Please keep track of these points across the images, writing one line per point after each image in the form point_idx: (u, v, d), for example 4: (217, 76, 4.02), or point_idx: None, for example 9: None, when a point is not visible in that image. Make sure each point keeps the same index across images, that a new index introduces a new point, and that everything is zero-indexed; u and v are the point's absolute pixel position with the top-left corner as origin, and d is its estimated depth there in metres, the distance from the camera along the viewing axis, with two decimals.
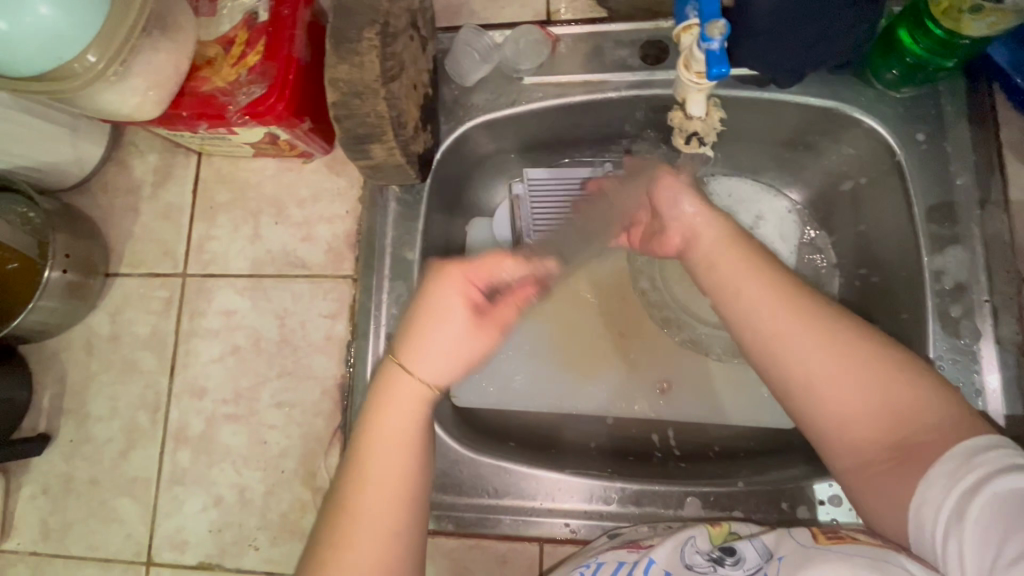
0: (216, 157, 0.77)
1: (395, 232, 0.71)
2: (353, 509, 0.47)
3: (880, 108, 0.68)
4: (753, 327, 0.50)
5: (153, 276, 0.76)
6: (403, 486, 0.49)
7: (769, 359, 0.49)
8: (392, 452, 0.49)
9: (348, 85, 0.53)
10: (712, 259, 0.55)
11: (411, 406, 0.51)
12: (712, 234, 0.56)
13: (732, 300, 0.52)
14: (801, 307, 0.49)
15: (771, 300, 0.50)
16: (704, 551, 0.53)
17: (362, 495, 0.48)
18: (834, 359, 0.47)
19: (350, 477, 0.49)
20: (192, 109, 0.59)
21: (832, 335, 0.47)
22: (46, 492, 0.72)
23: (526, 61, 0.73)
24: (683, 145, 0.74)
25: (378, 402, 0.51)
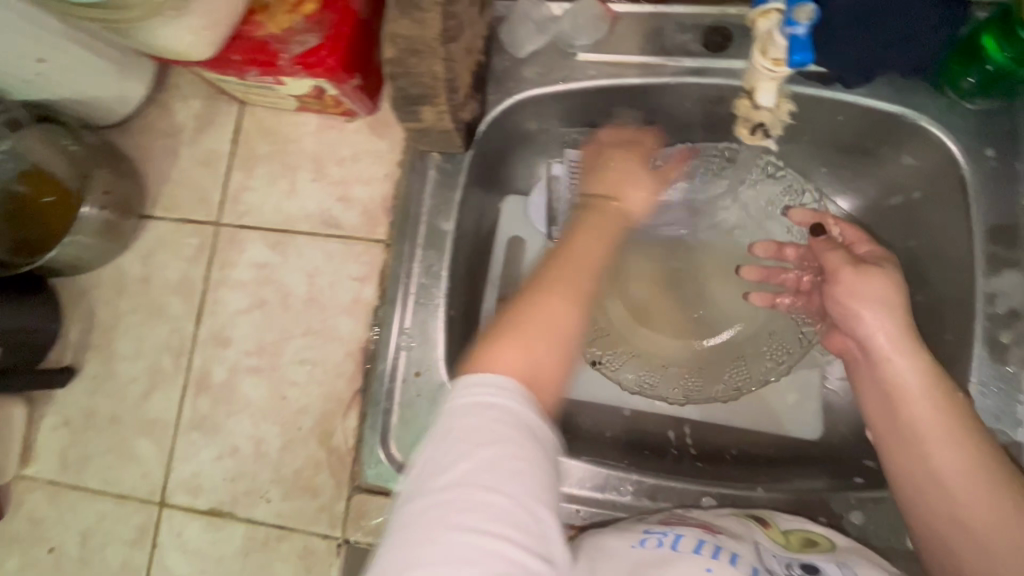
0: (258, 108, 0.76)
1: (431, 200, 0.70)
2: (546, 306, 0.53)
3: (950, 118, 0.65)
4: (929, 477, 0.52)
5: (186, 222, 0.76)
6: (584, 307, 0.55)
7: (919, 492, 0.53)
8: (581, 273, 0.57)
9: (406, 42, 0.51)
10: (895, 394, 0.55)
11: (602, 232, 0.63)
12: (901, 367, 0.56)
13: (908, 449, 0.54)
14: (987, 471, 0.50)
15: (954, 458, 0.51)
16: (781, 559, 0.51)
17: (543, 308, 0.52)
18: (996, 528, 0.49)
19: (542, 286, 0.54)
20: (244, 53, 0.58)
21: (1006, 509, 0.49)
22: (67, 424, 0.73)
23: (583, 36, 0.71)
24: (747, 137, 0.67)
25: (574, 241, 0.61)
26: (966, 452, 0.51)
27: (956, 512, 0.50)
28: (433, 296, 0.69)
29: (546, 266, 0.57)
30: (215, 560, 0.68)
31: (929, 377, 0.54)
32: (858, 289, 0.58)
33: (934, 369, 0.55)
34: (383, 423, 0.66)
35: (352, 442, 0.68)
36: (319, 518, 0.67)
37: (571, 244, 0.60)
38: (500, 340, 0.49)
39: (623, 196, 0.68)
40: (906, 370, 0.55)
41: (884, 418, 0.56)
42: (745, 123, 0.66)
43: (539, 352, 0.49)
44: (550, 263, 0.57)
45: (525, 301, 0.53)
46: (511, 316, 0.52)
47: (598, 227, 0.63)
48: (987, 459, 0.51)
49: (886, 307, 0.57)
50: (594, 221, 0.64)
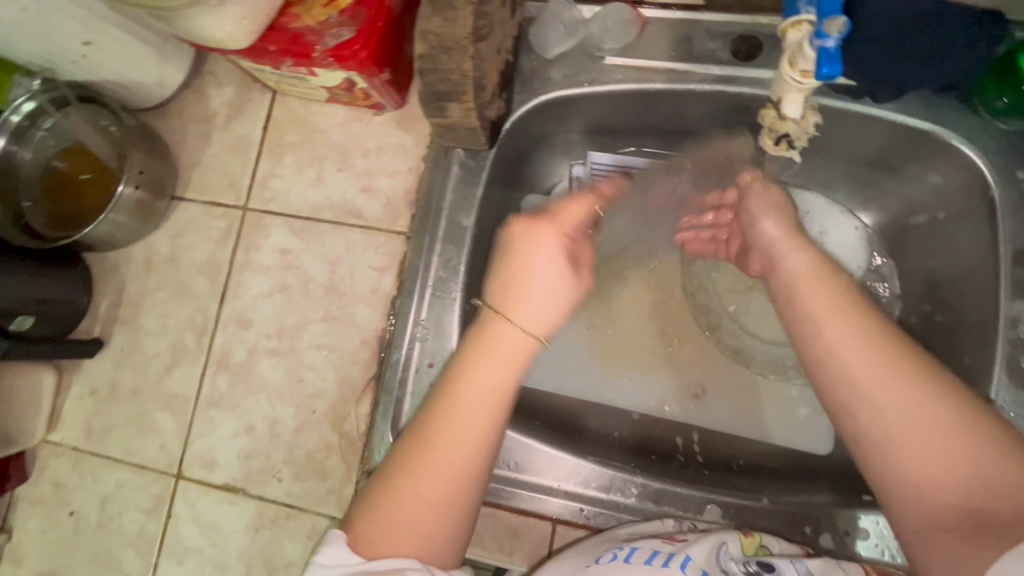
0: (290, 98, 0.78)
1: (453, 196, 0.71)
2: (424, 474, 0.49)
3: (982, 138, 0.64)
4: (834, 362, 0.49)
5: (215, 205, 0.78)
6: (474, 465, 0.50)
7: (833, 390, 0.49)
8: (466, 434, 0.50)
9: (437, 39, 0.52)
10: (796, 287, 0.54)
11: (496, 365, 0.51)
12: (796, 262, 0.56)
13: (809, 332, 0.51)
14: (889, 344, 0.48)
15: (869, 337, 0.48)
16: (738, 560, 0.52)
17: (427, 473, 0.49)
18: (905, 397, 0.45)
19: (453, 400, 0.50)
20: (280, 44, 0.60)
21: (918, 382, 0.46)
22: (93, 393, 0.76)
23: (611, 40, 0.71)
24: (770, 147, 0.68)
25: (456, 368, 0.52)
26: (871, 331, 0.49)
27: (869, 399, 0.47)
28: (450, 290, 0.70)
29: (438, 402, 0.51)
30: (225, 534, 0.70)
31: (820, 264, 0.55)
32: (759, 202, 0.64)
33: (826, 262, 0.55)
34: (395, 411, 0.68)
35: (363, 427, 0.70)
36: (327, 500, 0.69)
37: (459, 371, 0.51)
38: (406, 496, 0.48)
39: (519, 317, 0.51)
40: (802, 264, 0.55)
41: (795, 315, 0.53)
42: (770, 133, 0.67)
43: (437, 475, 0.49)
44: (417, 442, 0.50)
45: (426, 431, 0.50)
46: (378, 492, 0.50)
47: (484, 356, 0.51)
48: (886, 332, 0.49)
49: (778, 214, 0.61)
50: (474, 350, 0.51)
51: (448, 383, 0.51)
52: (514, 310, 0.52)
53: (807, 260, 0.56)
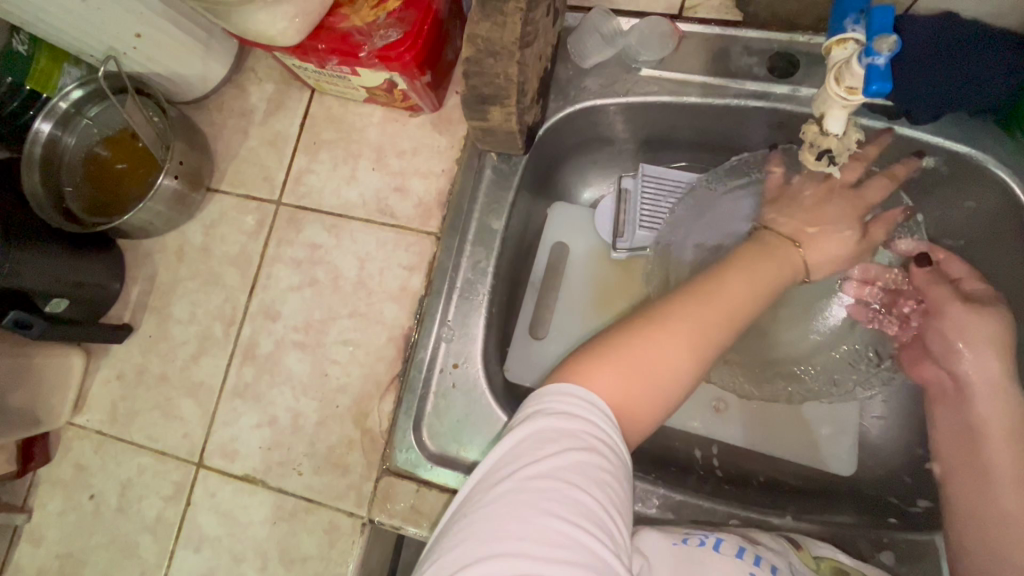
0: (328, 96, 0.80)
1: (485, 198, 0.72)
2: (648, 338, 0.54)
3: (1020, 163, 0.63)
4: (982, 490, 0.60)
5: (249, 198, 0.79)
6: (705, 358, 0.56)
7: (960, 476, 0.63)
8: (726, 306, 0.58)
9: (485, 43, 0.54)
10: (974, 430, 0.63)
11: (747, 268, 0.62)
12: (989, 402, 0.63)
13: (959, 424, 0.65)
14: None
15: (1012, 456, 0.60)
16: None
17: (651, 347, 0.54)
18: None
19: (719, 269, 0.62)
20: (328, 42, 0.61)
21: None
22: (119, 378, 0.77)
23: (649, 52, 0.72)
24: (812, 163, 0.65)
25: (756, 256, 0.63)
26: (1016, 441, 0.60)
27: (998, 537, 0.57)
28: (477, 292, 0.71)
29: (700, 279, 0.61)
30: (244, 525, 0.70)
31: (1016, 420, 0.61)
32: (955, 322, 0.66)
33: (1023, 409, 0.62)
34: (418, 409, 0.68)
35: (385, 424, 0.70)
36: (346, 495, 0.69)
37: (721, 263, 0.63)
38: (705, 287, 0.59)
39: (808, 249, 0.66)
40: (990, 409, 0.63)
41: (960, 446, 0.64)
42: (810, 149, 0.64)
43: (707, 312, 0.57)
44: (692, 294, 0.58)
45: (710, 279, 0.60)
46: (625, 334, 0.55)
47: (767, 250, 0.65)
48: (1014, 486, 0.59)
49: (981, 339, 0.64)
50: (756, 254, 0.64)
51: (715, 278, 0.60)
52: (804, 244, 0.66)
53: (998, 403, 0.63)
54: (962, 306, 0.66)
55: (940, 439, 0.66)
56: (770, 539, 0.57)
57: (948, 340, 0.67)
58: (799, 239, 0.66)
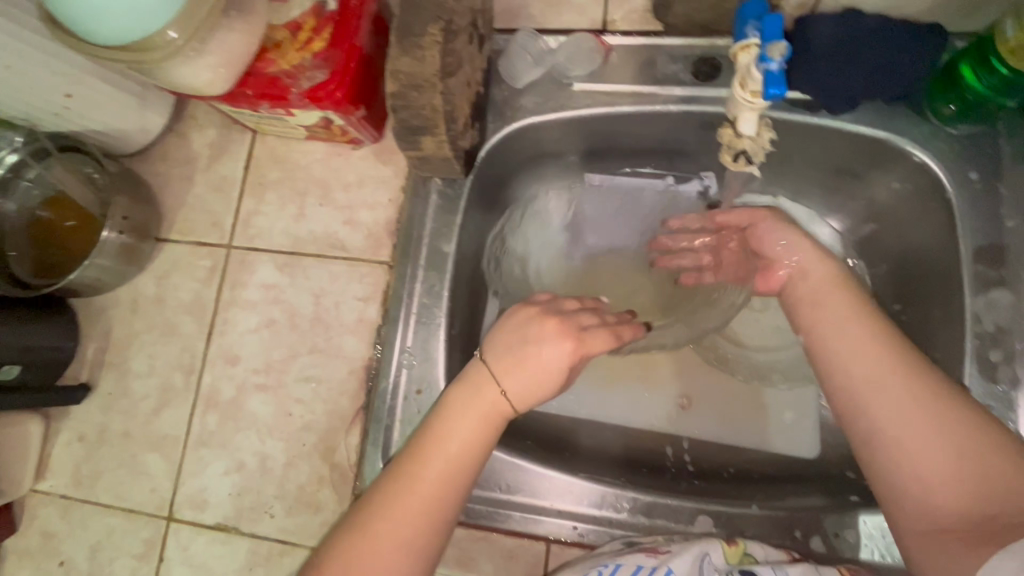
0: (270, 137, 0.80)
1: (434, 224, 0.73)
2: (386, 520, 0.53)
3: (934, 144, 0.67)
4: (841, 364, 0.54)
5: (200, 244, 0.79)
6: (416, 543, 0.53)
7: (844, 391, 0.54)
8: (435, 488, 0.54)
9: (408, 77, 0.54)
10: (816, 298, 0.59)
11: (471, 432, 0.57)
12: (820, 269, 0.60)
13: (831, 345, 0.56)
14: (895, 358, 0.52)
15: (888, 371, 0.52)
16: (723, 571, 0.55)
17: (360, 563, 0.51)
18: (944, 457, 0.47)
19: (405, 474, 0.55)
20: (257, 88, 0.62)
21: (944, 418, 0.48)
22: (81, 439, 0.76)
23: (578, 67, 0.74)
24: (730, 163, 0.67)
25: (440, 425, 0.57)
26: (891, 362, 0.52)
27: (866, 378, 0.52)
28: (434, 316, 0.71)
29: (411, 454, 0.56)
30: None
31: (839, 275, 0.60)
32: (768, 224, 0.67)
33: (847, 277, 0.60)
34: (385, 439, 0.68)
35: (353, 457, 0.70)
36: (321, 534, 0.69)
37: (438, 424, 0.57)
38: (370, 534, 0.52)
39: (507, 386, 0.57)
40: (823, 271, 0.60)
41: (810, 313, 0.59)
42: (728, 150, 0.66)
43: (381, 550, 0.52)
44: (390, 478, 0.55)
45: (375, 515, 0.53)
46: (340, 541, 0.53)
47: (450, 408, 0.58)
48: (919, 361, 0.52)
49: (789, 234, 0.64)
50: (460, 404, 0.57)
51: (441, 416, 0.57)
52: (506, 380, 0.57)
53: (825, 270, 0.60)
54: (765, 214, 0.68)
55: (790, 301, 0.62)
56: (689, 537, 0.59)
57: (764, 232, 0.67)
58: (513, 393, 0.57)
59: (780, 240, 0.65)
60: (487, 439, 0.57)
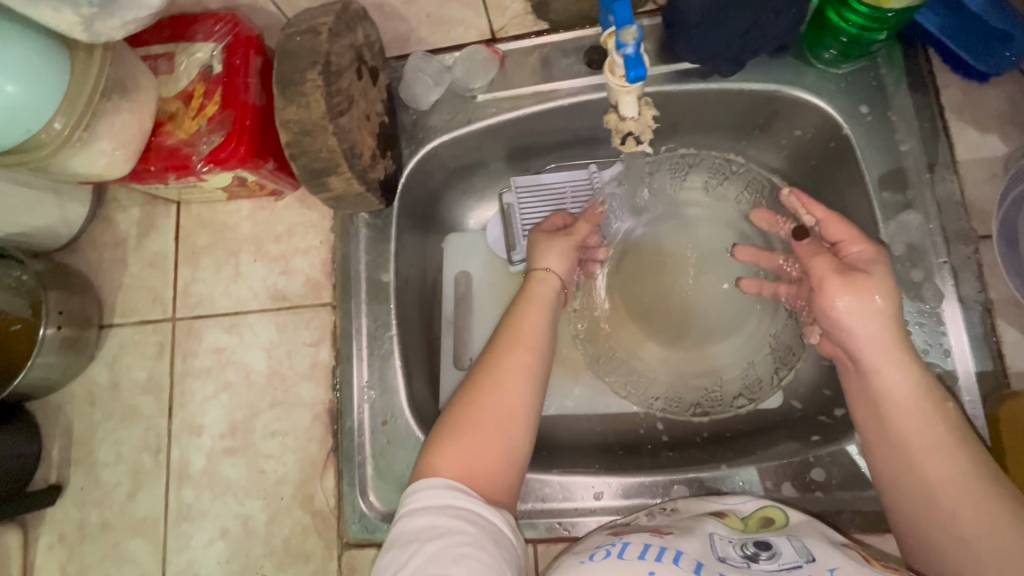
0: (194, 204, 0.81)
1: (368, 257, 0.74)
2: (494, 387, 0.57)
3: (823, 86, 0.69)
4: (880, 403, 0.53)
5: (145, 323, 0.79)
6: (535, 372, 0.59)
7: (884, 444, 0.53)
8: (513, 395, 0.57)
9: (298, 125, 0.57)
10: (865, 363, 0.54)
11: (542, 307, 0.65)
12: (875, 346, 0.54)
13: (867, 397, 0.55)
14: (963, 456, 0.49)
15: (930, 425, 0.51)
16: (735, 543, 0.53)
17: (496, 391, 0.57)
18: (994, 546, 0.46)
19: (484, 381, 0.58)
20: (159, 162, 0.63)
21: (1004, 510, 0.47)
22: (62, 540, 0.75)
23: (477, 79, 0.75)
24: (621, 145, 0.72)
25: (523, 322, 0.63)
26: (938, 420, 0.51)
27: (932, 482, 0.50)
28: (387, 346, 0.72)
29: (504, 334, 0.62)
30: None
31: (924, 391, 0.52)
32: (837, 280, 0.55)
33: (918, 362, 0.53)
34: (359, 476, 0.69)
35: (333, 501, 0.71)
36: None
37: (520, 315, 0.64)
38: (479, 398, 0.57)
39: (526, 338, 0.61)
40: (875, 335, 0.54)
41: (858, 394, 0.56)
42: (618, 133, 0.69)
43: (483, 442, 0.54)
44: (467, 387, 0.58)
45: (475, 397, 0.57)
46: (452, 414, 0.56)
47: (533, 304, 0.65)
48: (979, 456, 0.50)
49: (863, 305, 0.54)
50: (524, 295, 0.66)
51: (505, 329, 0.63)
52: (525, 332, 0.62)
53: (887, 331, 0.54)
54: (841, 282, 0.55)
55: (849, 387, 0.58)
56: (688, 521, 0.57)
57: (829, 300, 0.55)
58: (557, 266, 0.69)
59: (853, 306, 0.54)
60: (558, 311, 0.67)
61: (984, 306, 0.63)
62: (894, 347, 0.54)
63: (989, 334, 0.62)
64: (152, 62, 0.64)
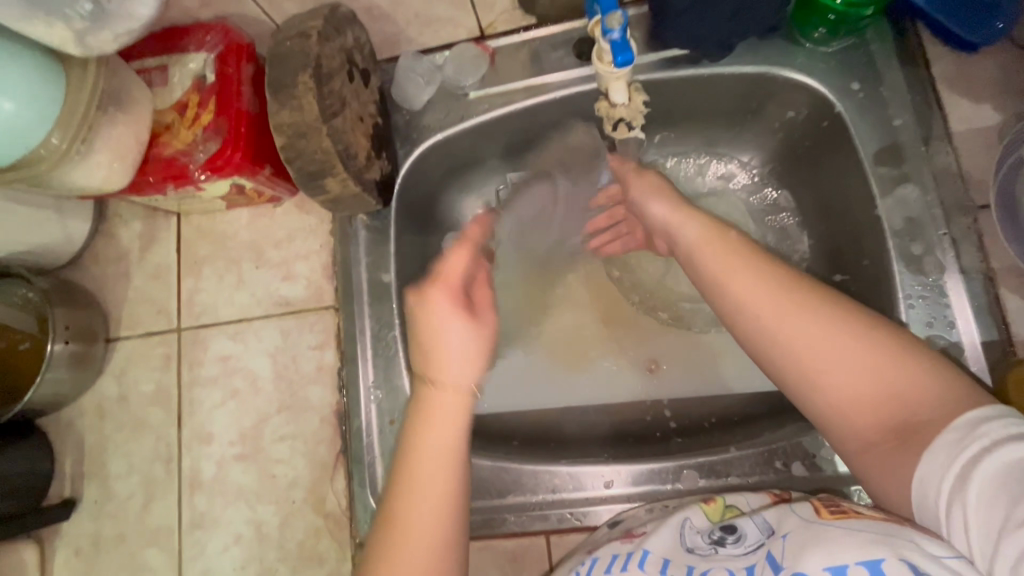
0: (194, 215, 0.81)
1: (368, 258, 0.74)
2: (401, 555, 0.43)
3: (813, 65, 0.69)
4: (721, 284, 0.49)
5: (150, 334, 0.80)
6: (455, 481, 0.45)
7: (732, 318, 0.49)
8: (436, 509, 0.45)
9: (292, 128, 0.58)
10: (693, 256, 0.54)
11: (450, 436, 0.46)
12: (689, 231, 0.55)
13: (728, 285, 0.49)
14: (814, 300, 0.45)
15: (774, 281, 0.47)
16: (703, 532, 0.51)
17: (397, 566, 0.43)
18: (863, 377, 0.42)
19: (379, 547, 0.44)
20: (158, 173, 0.64)
21: (863, 337, 0.43)
22: (78, 554, 0.76)
23: (468, 77, 0.75)
24: (613, 131, 0.77)
25: (417, 431, 0.47)
26: (772, 278, 0.47)
27: (786, 336, 0.45)
28: (391, 346, 0.72)
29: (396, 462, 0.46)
30: None
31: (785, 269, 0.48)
32: (641, 184, 0.64)
33: (721, 226, 0.54)
34: (369, 476, 0.69)
35: (344, 502, 0.71)
36: None
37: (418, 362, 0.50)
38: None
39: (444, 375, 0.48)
40: (695, 232, 0.55)
41: (704, 279, 0.52)
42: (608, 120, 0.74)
43: None
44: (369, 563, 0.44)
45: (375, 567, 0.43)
46: None
47: (425, 422, 0.47)
48: (823, 292, 0.46)
49: (673, 205, 0.58)
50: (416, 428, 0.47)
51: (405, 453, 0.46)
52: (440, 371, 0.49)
53: (699, 229, 0.55)
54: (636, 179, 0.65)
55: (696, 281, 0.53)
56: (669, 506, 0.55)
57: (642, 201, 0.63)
58: (464, 379, 0.48)
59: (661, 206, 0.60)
60: (466, 429, 0.47)
61: (987, 275, 0.63)
62: (749, 266, 0.49)
63: (993, 304, 0.62)
64: (147, 75, 0.65)
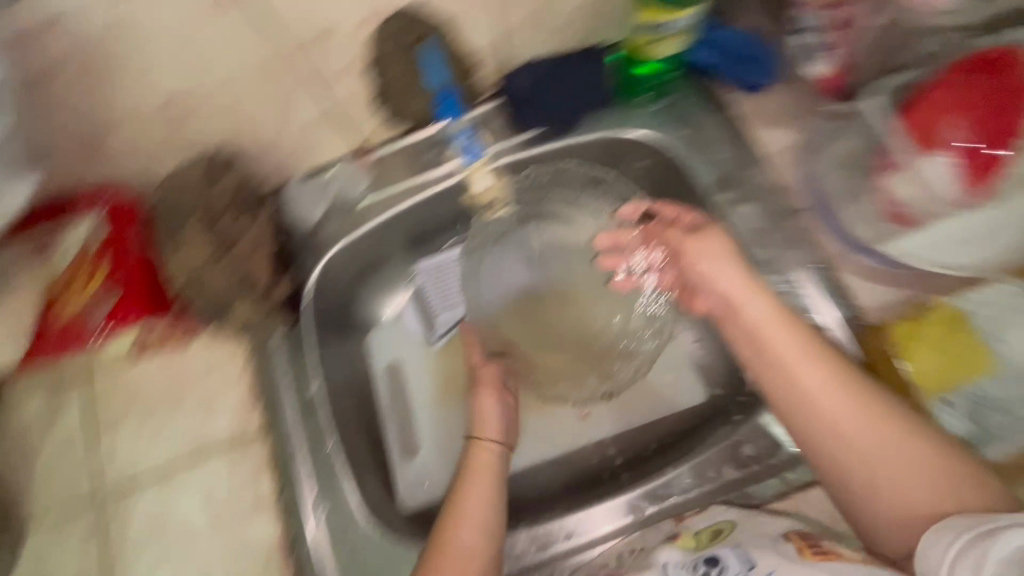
0: (96, 376, 0.77)
1: (289, 374, 0.77)
2: None
3: (645, 123, 0.82)
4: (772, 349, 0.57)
5: (59, 519, 0.72)
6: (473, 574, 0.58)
7: (775, 387, 0.57)
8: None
9: (191, 271, 0.72)
10: (760, 333, 0.58)
11: (478, 516, 0.62)
12: (757, 307, 0.59)
13: (772, 361, 0.57)
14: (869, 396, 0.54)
15: (827, 387, 0.55)
16: (687, 566, 0.56)
17: None
18: (903, 480, 0.51)
19: None
20: (58, 336, 0.72)
21: (903, 437, 0.52)
22: None
23: (359, 185, 0.82)
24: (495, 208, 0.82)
25: (446, 552, 0.59)
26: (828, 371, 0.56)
27: (826, 418, 0.54)
28: (328, 458, 0.74)
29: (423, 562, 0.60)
30: None
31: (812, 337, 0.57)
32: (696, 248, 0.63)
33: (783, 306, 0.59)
34: None
35: None
36: None
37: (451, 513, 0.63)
38: None
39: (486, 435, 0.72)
40: (759, 311, 0.59)
41: (751, 353, 0.59)
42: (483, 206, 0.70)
43: None
44: None
45: None
46: None
47: (475, 480, 0.66)
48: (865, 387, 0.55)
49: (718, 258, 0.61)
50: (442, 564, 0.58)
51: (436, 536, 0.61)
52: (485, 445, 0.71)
53: (765, 303, 0.59)
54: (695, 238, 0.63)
55: (753, 372, 0.59)
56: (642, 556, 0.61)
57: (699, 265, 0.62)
58: (495, 439, 0.71)
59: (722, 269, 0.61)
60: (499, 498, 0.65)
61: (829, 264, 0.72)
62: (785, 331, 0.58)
63: (845, 287, 0.70)
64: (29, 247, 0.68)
